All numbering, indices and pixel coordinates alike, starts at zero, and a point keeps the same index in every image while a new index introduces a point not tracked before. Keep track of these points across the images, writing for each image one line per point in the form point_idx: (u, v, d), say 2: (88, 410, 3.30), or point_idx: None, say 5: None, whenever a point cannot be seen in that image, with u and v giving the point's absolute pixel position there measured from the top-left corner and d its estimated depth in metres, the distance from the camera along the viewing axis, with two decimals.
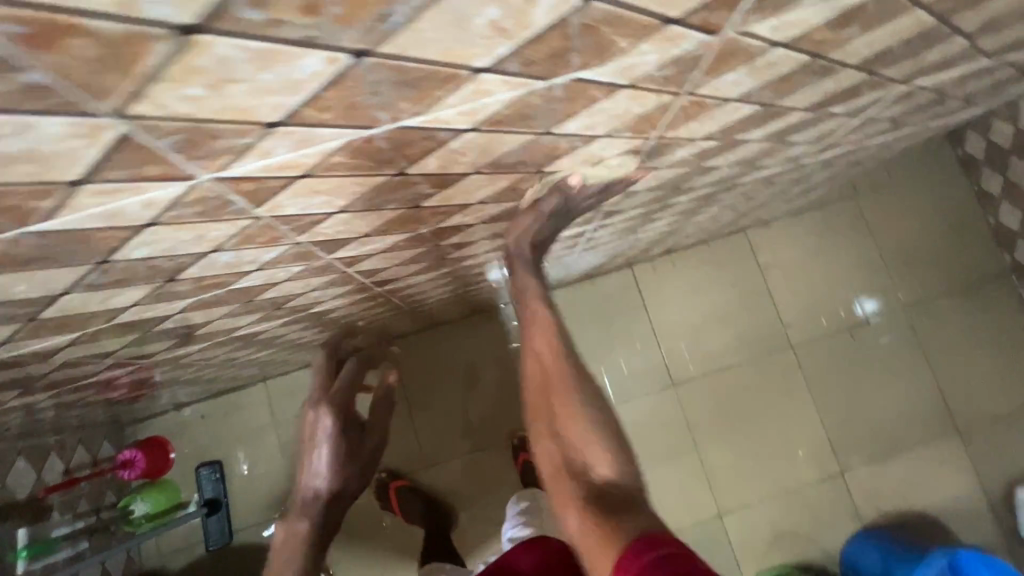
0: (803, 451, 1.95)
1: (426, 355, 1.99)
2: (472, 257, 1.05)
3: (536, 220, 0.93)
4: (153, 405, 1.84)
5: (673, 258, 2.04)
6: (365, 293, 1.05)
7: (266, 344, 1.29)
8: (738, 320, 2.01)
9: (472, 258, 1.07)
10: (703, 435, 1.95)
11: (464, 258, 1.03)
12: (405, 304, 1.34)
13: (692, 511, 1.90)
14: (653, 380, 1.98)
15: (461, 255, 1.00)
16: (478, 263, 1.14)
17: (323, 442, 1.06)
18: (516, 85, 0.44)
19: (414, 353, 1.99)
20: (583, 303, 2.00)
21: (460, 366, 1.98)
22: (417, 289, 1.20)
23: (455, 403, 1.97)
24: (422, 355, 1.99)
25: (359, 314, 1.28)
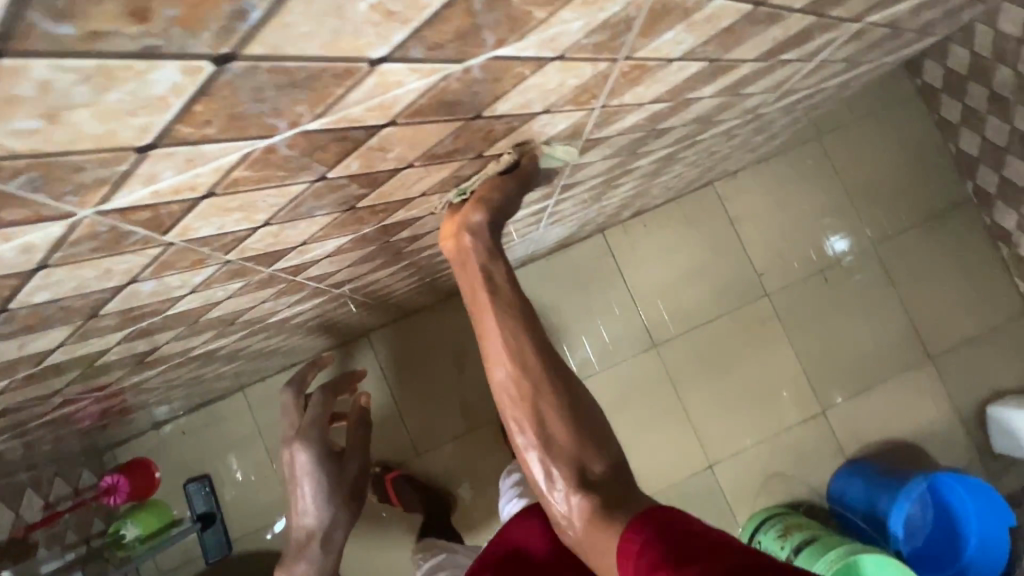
0: (785, 394, 1.99)
1: (405, 343, 1.96)
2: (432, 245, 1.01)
3: None
4: (129, 428, 1.79)
5: (643, 219, 2.01)
6: (325, 295, 1.01)
7: (230, 358, 1.24)
8: (713, 274, 2.01)
9: (432, 247, 1.03)
10: (688, 390, 1.97)
11: (423, 247, 0.99)
12: (371, 298, 1.31)
13: (683, 465, 1.94)
14: (634, 343, 1.98)
15: (418, 246, 0.96)
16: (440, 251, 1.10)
17: (301, 479, 1.32)
18: (426, 72, 0.39)
19: (393, 342, 1.95)
20: (557, 274, 1.98)
21: (441, 350, 1.96)
22: (381, 285, 1.16)
23: (440, 388, 1.95)
24: (401, 344, 1.96)
25: (325, 316, 1.24)
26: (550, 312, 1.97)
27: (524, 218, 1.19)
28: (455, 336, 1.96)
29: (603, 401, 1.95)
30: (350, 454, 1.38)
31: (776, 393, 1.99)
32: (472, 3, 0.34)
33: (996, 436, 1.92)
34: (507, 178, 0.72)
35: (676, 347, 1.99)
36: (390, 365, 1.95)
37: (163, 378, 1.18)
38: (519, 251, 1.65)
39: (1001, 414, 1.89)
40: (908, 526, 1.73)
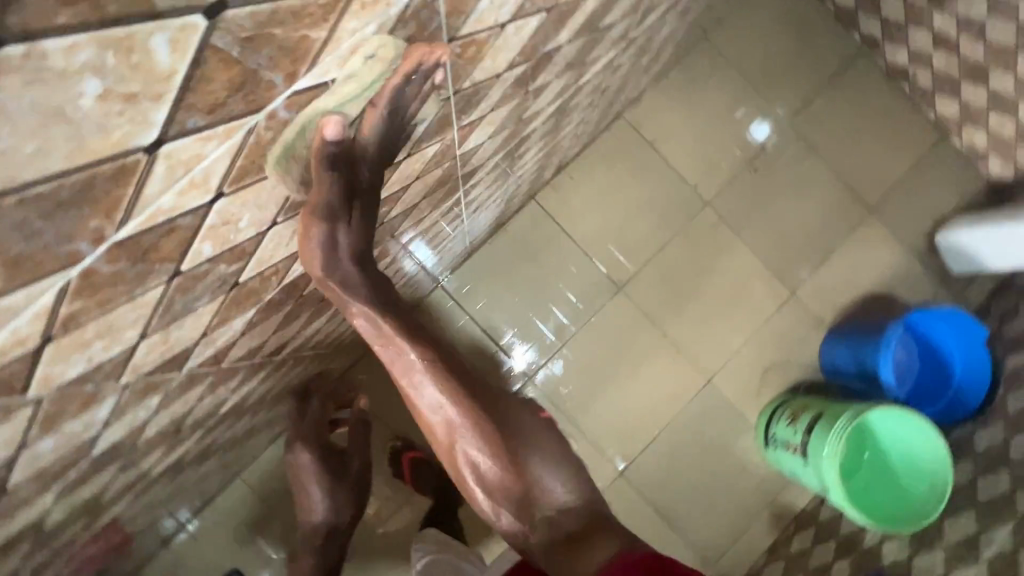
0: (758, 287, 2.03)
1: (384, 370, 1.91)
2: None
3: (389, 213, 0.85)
4: (138, 555, 1.72)
5: (568, 172, 1.99)
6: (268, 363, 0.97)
7: (204, 457, 1.19)
8: (651, 201, 2.02)
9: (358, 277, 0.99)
10: (665, 319, 1.99)
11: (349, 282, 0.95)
12: (324, 345, 1.26)
13: (685, 389, 1.98)
14: (600, 293, 1.98)
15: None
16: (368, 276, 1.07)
17: (307, 474, 1.32)
18: (224, 134, 0.36)
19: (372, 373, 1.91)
20: (504, 253, 1.96)
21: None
22: (324, 332, 1.12)
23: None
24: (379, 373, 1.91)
25: (283, 380, 1.19)
26: (511, 292, 1.95)
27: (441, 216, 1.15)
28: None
29: (591, 356, 1.96)
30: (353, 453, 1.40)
31: (747, 292, 2.02)
32: (228, 51, 0.31)
33: (950, 259, 2.02)
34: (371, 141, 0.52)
35: (641, 280, 2.00)
36: (377, 395, 1.92)
37: (141, 503, 1.13)
38: (457, 245, 1.62)
39: (948, 239, 1.99)
40: (899, 370, 1.81)
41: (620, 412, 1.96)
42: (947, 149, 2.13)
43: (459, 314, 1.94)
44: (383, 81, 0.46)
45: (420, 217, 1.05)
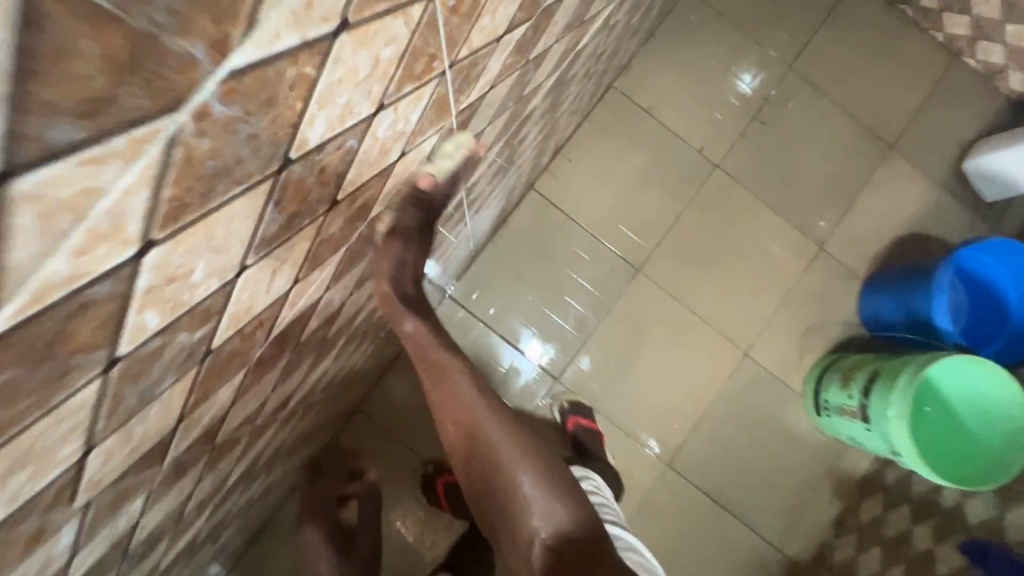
0: (783, 246, 1.90)
1: (399, 390, 1.86)
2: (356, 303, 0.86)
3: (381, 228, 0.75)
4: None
5: (565, 155, 1.86)
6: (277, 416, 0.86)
7: (222, 527, 1.08)
8: (657, 173, 1.89)
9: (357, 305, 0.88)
10: (691, 295, 1.86)
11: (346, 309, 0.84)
12: (335, 384, 1.14)
13: (723, 365, 1.85)
14: (618, 278, 1.85)
15: (338, 313, 0.81)
16: (367, 299, 0.95)
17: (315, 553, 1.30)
18: (128, 155, 0.28)
19: (389, 394, 1.85)
20: (510, 251, 1.83)
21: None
22: (333, 370, 1.01)
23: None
24: (395, 395, 1.85)
25: (296, 430, 1.07)
26: (523, 291, 1.83)
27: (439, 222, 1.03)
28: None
29: (619, 346, 1.84)
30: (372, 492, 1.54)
31: (772, 253, 1.90)
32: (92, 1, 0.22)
33: (983, 186, 1.88)
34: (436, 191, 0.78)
35: (660, 258, 1.87)
36: (396, 417, 1.85)
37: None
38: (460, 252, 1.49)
39: (977, 165, 1.87)
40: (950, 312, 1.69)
41: (658, 400, 1.83)
42: (960, 70, 1.99)
43: (472, 324, 1.81)
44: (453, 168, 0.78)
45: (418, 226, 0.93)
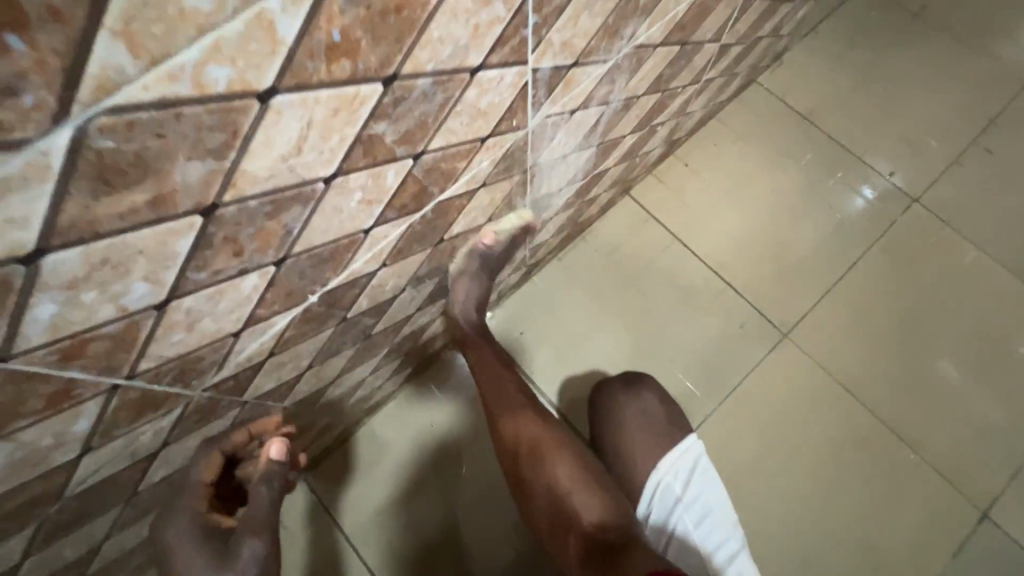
0: (1020, 348, 1.20)
1: (377, 473, 1.22)
2: (179, 95, 0.28)
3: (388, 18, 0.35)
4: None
5: (682, 156, 1.31)
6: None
7: None
8: (812, 207, 1.29)
9: (194, 115, 0.30)
10: (867, 392, 1.16)
11: (127, 83, 0.26)
12: (193, 393, 0.52)
13: (922, 524, 1.08)
14: (749, 344, 1.17)
15: (75, 53, 0.23)
16: (263, 168, 0.36)
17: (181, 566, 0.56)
18: None
19: (362, 474, 1.22)
20: (582, 275, 1.21)
21: (438, 472, 1.22)
22: (151, 333, 0.41)
23: (444, 535, 1.19)
24: (368, 478, 1.21)
25: (59, 466, 0.45)
26: (594, 340, 1.17)
27: (485, 74, 0.47)
28: (448, 444, 1.24)
29: (737, 460, 1.11)
30: (250, 523, 0.60)
31: (1001, 349, 1.20)
32: None
33: None
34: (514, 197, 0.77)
35: (814, 330, 1.20)
36: (359, 516, 1.19)
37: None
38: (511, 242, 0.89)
39: None
40: None
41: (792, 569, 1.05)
42: None
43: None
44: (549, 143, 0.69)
45: (433, 22, 0.38)
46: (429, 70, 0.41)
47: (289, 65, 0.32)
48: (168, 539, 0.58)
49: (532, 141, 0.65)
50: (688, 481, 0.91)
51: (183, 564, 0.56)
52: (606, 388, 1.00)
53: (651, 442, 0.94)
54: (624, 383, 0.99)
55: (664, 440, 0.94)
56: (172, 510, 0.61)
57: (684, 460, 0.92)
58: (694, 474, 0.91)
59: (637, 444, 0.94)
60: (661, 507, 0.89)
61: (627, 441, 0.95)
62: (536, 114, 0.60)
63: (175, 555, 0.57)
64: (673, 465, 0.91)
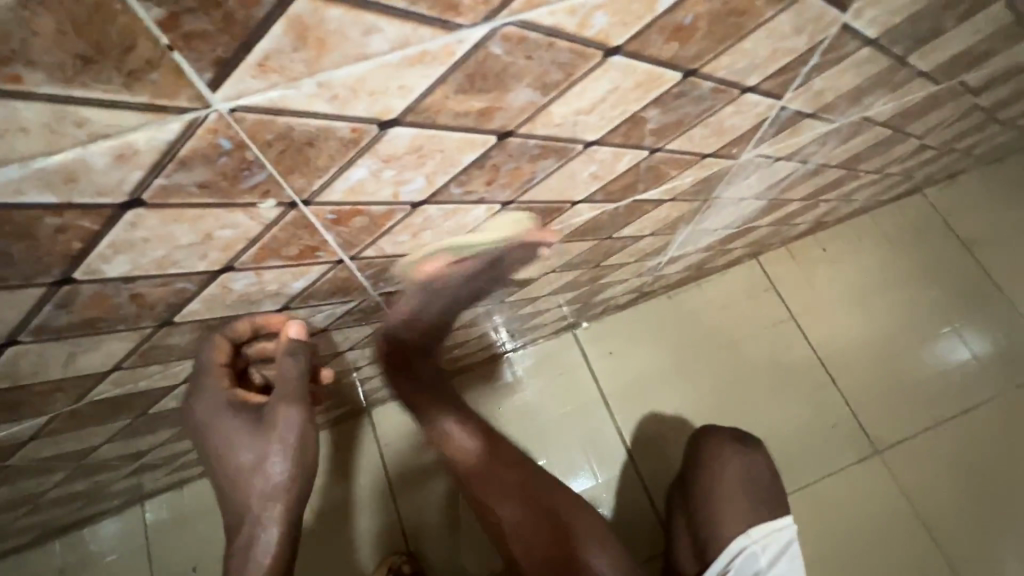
0: None
1: (408, 443, 1.16)
2: (565, 28, 0.31)
3: (730, 21, 0.37)
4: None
5: (821, 240, 1.28)
6: (204, 152, 0.29)
7: (31, 418, 0.51)
8: (940, 334, 1.23)
9: (560, 48, 0.33)
10: (948, 540, 1.08)
11: (545, 5, 0.29)
12: (374, 293, 0.57)
13: None
14: (836, 446, 1.12)
15: None
16: (560, 114, 0.39)
17: (219, 433, 0.54)
18: None
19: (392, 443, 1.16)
20: (689, 319, 1.20)
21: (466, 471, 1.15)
22: (393, 226, 0.45)
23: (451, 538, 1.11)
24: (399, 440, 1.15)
25: (264, 312, 0.50)
26: (678, 385, 1.16)
27: (749, 97, 0.49)
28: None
29: None
30: (281, 398, 0.52)
31: None
32: None
33: None
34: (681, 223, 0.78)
35: (907, 458, 1.12)
36: (375, 482, 1.13)
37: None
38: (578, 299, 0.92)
39: None
40: None
41: None
42: None
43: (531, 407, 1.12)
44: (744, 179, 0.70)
45: (754, 34, 0.40)
46: (719, 75, 0.43)
47: (641, 32, 0.35)
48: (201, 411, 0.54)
49: (733, 173, 0.66)
50: (775, 558, 0.88)
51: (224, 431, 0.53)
52: (713, 431, 1.00)
53: (748, 504, 0.93)
54: (734, 434, 0.98)
55: (761, 505, 0.93)
56: (197, 388, 0.55)
57: (776, 537, 0.90)
58: (782, 556, 0.88)
59: (732, 498, 0.93)
60: (738, 574, 0.88)
61: (721, 491, 0.94)
62: (754, 149, 0.61)
63: (214, 433, 0.54)
64: (764, 537, 0.89)
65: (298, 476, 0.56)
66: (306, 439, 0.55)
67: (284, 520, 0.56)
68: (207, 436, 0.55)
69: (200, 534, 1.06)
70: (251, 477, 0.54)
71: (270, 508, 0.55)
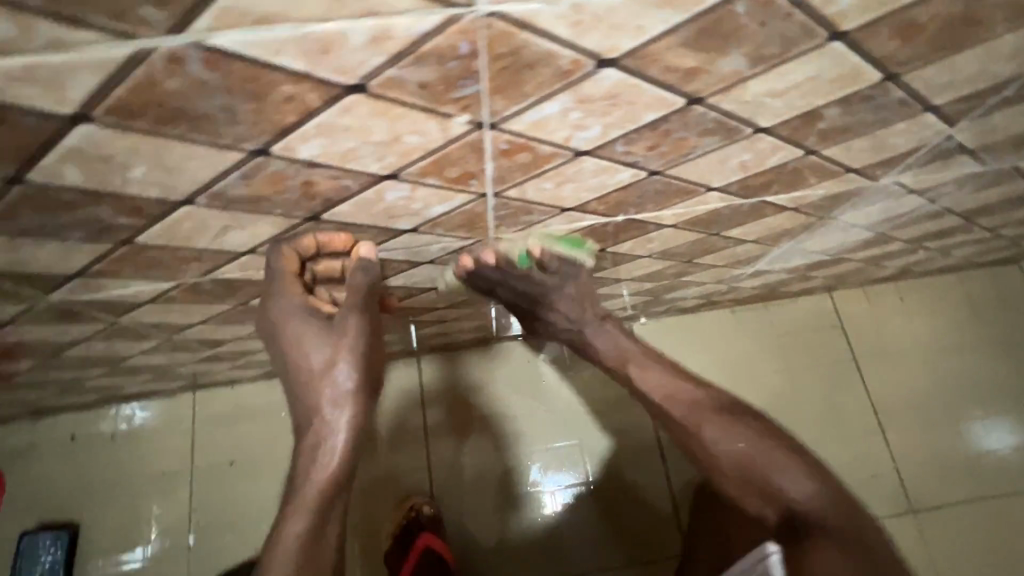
0: None
1: (447, 393, 1.12)
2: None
3: (960, 30, 0.36)
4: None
5: (899, 288, 1.24)
6: (443, 52, 0.30)
7: (162, 282, 0.54)
8: (1004, 410, 1.19)
9: (795, 21, 0.33)
10: None
11: None
12: (492, 236, 0.58)
13: None
14: (872, 496, 1.10)
15: None
16: (753, 91, 0.39)
17: (289, 341, 0.53)
18: None
19: (430, 388, 1.12)
20: (748, 338, 1.19)
21: (503, 451, 1.10)
22: (548, 170, 0.46)
23: (476, 516, 1.07)
24: (440, 390, 1.12)
25: (395, 230, 0.52)
26: None
27: (925, 117, 0.48)
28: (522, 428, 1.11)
29: None
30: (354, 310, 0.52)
31: None
32: None
33: None
34: (787, 237, 0.77)
35: (943, 525, 1.10)
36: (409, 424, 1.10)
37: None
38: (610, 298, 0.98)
39: None
40: None
41: None
42: None
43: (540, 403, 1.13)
44: (871, 203, 0.68)
45: (971, 50, 0.39)
46: (914, 86, 0.42)
47: (874, 21, 0.34)
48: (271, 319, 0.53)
49: (863, 196, 0.64)
50: None
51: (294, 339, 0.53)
52: None
53: None
54: None
55: None
56: (266, 296, 0.53)
57: None
58: None
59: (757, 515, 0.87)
60: None
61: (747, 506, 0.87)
62: (898, 174, 0.60)
63: (286, 340, 0.53)
64: None
65: (366, 382, 0.55)
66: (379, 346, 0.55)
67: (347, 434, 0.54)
68: (279, 342, 0.53)
69: (241, 434, 1.10)
70: (316, 388, 0.54)
71: (342, 411, 0.54)
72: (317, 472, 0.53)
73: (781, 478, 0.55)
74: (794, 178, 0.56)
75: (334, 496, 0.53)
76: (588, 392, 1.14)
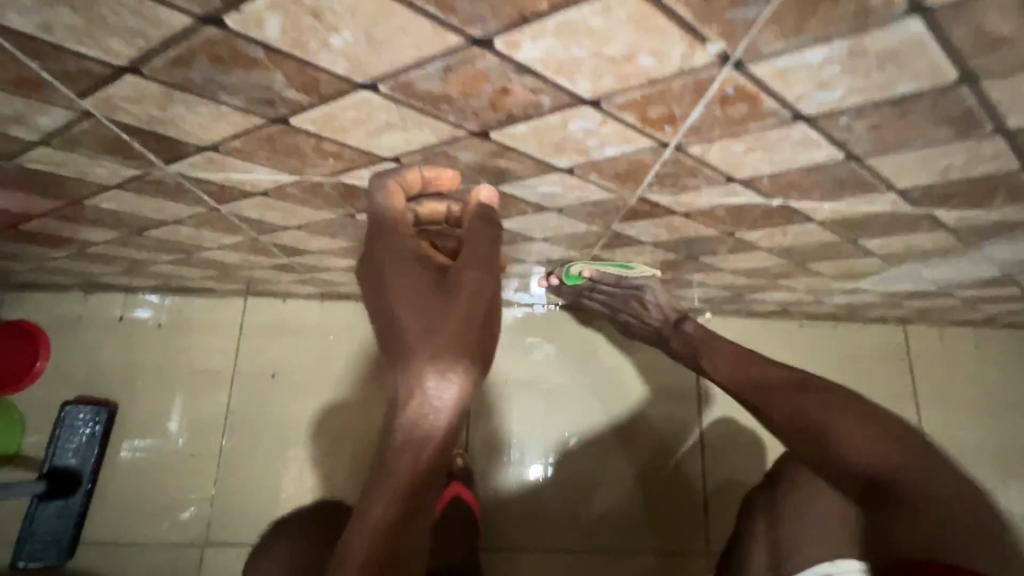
0: None
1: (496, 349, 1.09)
2: None
3: None
4: (16, 268, 0.93)
5: (975, 336, 1.19)
6: None
7: (287, 173, 0.50)
8: None
9: None
10: None
11: None
12: (636, 195, 0.53)
13: None
14: None
15: None
16: None
17: (395, 285, 0.45)
18: None
19: None
20: (811, 355, 1.15)
21: (542, 420, 1.08)
22: (750, 131, 0.41)
23: (506, 475, 1.05)
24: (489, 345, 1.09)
25: (550, 166, 0.47)
26: None
27: None
28: (517, 401, 1.08)
29: None
30: (475, 260, 0.45)
31: None
32: None
33: None
34: (914, 259, 0.72)
35: None
36: None
37: (77, 109, 0.40)
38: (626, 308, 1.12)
39: None
40: None
41: None
42: None
43: (540, 378, 1.09)
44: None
45: None
46: None
47: None
48: (378, 259, 0.46)
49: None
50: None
51: (403, 284, 0.45)
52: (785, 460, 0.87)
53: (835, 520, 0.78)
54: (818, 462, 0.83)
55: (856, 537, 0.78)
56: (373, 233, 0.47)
57: None
58: None
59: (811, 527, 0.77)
60: None
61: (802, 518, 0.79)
62: None
63: (389, 293, 0.45)
64: None
65: (475, 355, 0.45)
66: (494, 307, 0.46)
67: (451, 402, 0.44)
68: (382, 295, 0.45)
69: (286, 349, 1.09)
70: (419, 346, 0.44)
71: (447, 383, 0.44)
72: (406, 455, 0.44)
73: (839, 436, 0.54)
74: (980, 196, 0.51)
75: (423, 484, 0.45)
76: (639, 375, 1.11)
